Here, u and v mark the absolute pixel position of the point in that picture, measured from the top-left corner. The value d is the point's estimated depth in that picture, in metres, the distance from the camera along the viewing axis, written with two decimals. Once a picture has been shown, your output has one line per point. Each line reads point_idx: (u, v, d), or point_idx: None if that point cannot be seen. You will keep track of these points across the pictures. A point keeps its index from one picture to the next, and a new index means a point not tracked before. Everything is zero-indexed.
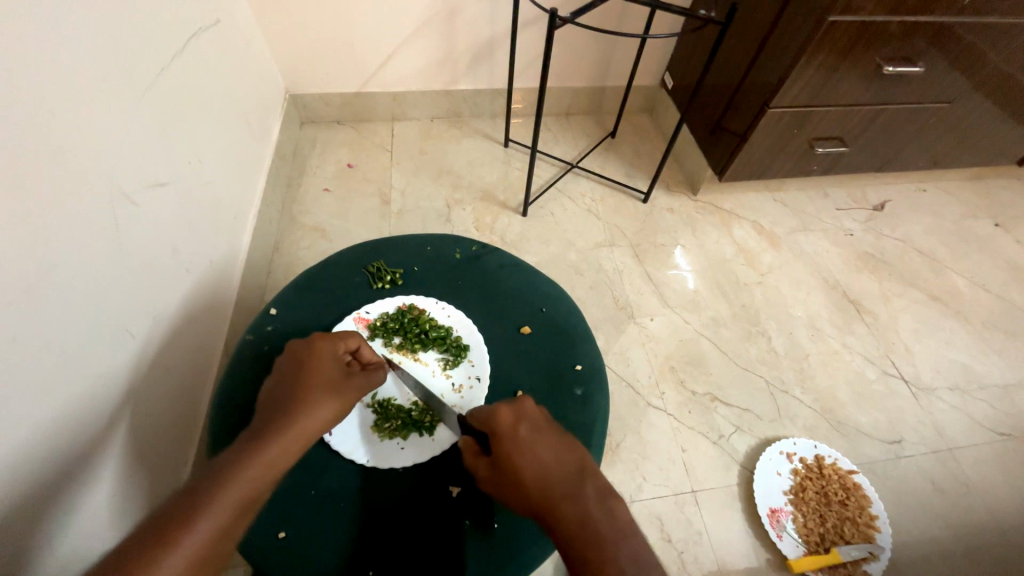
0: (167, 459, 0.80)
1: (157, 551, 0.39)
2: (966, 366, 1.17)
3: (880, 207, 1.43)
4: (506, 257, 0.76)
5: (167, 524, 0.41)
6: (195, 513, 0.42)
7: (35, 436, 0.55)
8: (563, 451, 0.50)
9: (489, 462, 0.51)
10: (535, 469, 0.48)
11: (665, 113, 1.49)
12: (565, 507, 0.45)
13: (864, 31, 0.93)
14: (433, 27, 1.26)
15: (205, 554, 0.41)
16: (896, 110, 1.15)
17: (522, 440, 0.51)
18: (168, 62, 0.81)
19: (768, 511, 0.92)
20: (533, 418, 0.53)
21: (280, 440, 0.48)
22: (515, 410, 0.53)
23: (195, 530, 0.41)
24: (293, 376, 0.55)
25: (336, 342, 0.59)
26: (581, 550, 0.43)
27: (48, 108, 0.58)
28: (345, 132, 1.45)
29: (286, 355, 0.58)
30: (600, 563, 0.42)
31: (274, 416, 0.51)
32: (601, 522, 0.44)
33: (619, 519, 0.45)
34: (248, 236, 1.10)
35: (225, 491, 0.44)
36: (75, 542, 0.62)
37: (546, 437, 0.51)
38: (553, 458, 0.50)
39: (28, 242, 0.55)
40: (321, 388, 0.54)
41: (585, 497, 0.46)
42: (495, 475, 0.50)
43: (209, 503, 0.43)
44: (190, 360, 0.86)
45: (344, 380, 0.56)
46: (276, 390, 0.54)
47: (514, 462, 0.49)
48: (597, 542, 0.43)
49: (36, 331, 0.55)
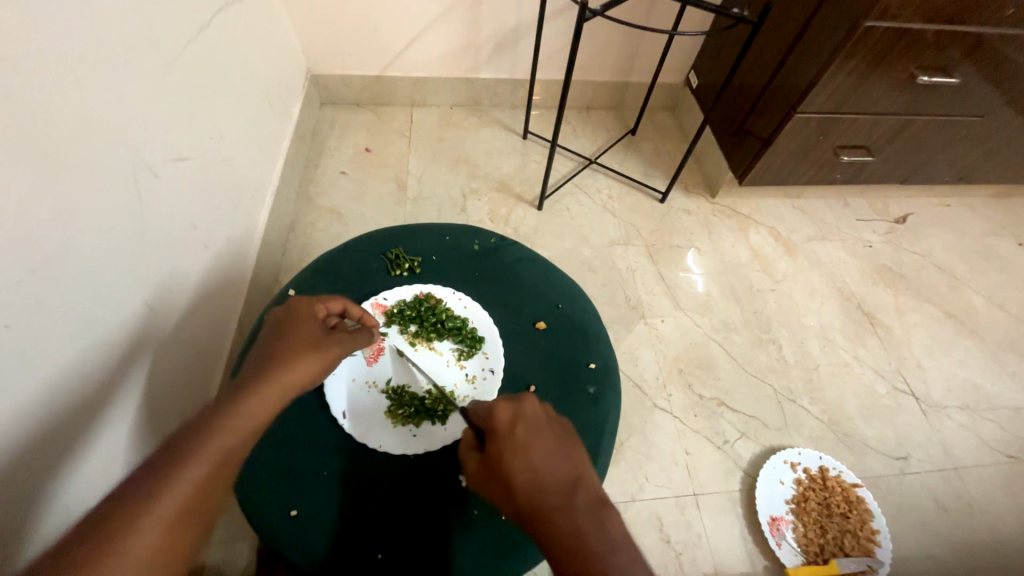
0: (179, 420, 0.82)
1: (141, 507, 0.40)
2: (978, 386, 1.15)
3: (901, 219, 1.41)
4: (524, 251, 0.76)
5: (150, 482, 0.41)
6: (176, 469, 0.42)
7: (45, 392, 0.56)
8: (558, 456, 0.49)
9: (479, 459, 0.51)
10: (528, 472, 0.48)
11: (688, 113, 1.47)
12: (554, 513, 0.45)
13: (901, 39, 0.90)
14: (458, 13, 1.25)
15: (190, 508, 0.42)
16: (926, 122, 1.12)
17: (515, 441, 0.50)
18: (193, 37, 0.81)
19: (769, 519, 0.92)
20: (528, 419, 0.52)
21: (257, 397, 0.48)
22: (512, 409, 0.52)
23: (175, 488, 0.41)
24: (271, 339, 0.54)
25: (318, 301, 0.59)
26: (564, 560, 0.42)
27: (77, 77, 0.58)
28: (364, 115, 1.45)
29: (268, 317, 0.57)
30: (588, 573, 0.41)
31: (246, 376, 0.50)
32: (592, 534, 0.43)
33: (607, 533, 0.44)
34: (264, 216, 1.10)
35: (204, 450, 0.44)
36: (84, 496, 0.63)
37: (542, 439, 0.50)
38: (546, 461, 0.49)
39: (52, 210, 0.55)
40: (295, 352, 0.53)
41: (574, 507, 0.45)
42: (485, 473, 0.50)
43: (190, 462, 0.43)
44: (206, 332, 0.87)
45: (323, 337, 0.55)
46: (255, 351, 0.54)
47: (508, 466, 0.48)
48: (585, 554, 0.42)
49: (59, 297, 0.57)
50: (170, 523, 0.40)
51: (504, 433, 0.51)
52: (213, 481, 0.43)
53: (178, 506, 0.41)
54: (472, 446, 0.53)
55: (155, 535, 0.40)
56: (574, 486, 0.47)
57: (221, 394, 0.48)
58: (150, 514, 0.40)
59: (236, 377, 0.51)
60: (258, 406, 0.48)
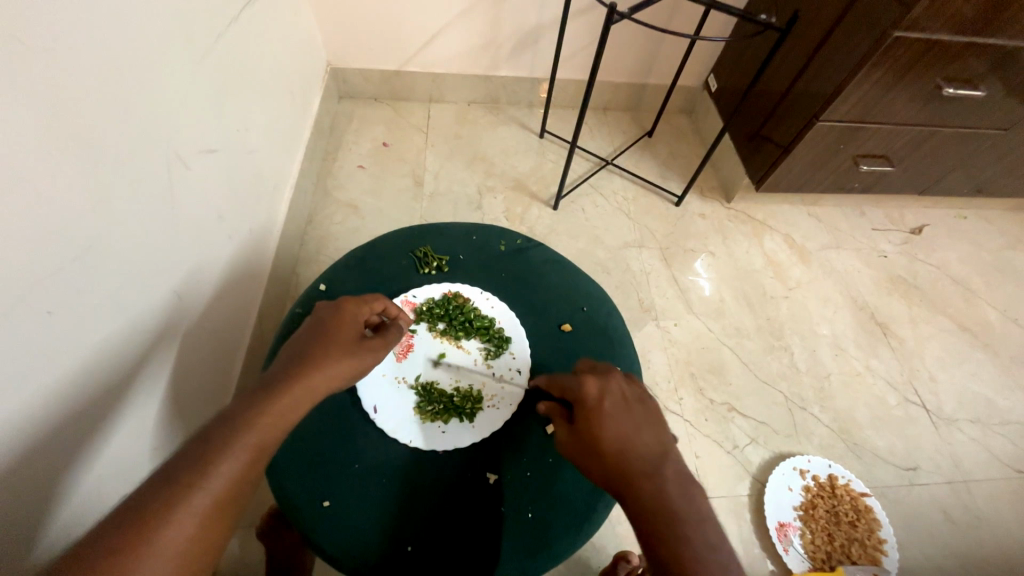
0: (201, 408, 0.83)
1: (177, 498, 0.41)
2: (990, 400, 1.15)
3: (917, 230, 1.40)
4: (549, 253, 0.77)
5: (182, 475, 0.42)
6: (208, 464, 0.43)
7: (81, 376, 0.57)
8: (647, 430, 0.50)
9: (569, 428, 0.52)
10: (619, 443, 0.49)
11: (706, 116, 1.46)
12: (644, 484, 0.46)
13: (929, 50, 0.90)
14: (480, 10, 1.25)
15: (221, 502, 0.43)
16: (948, 134, 1.12)
17: (606, 413, 0.51)
18: (223, 30, 0.82)
19: (776, 525, 0.93)
20: (617, 394, 0.52)
21: (288, 396, 0.49)
22: (601, 384, 0.53)
23: (206, 483, 0.42)
24: (308, 337, 0.55)
25: (363, 303, 0.60)
26: (656, 528, 0.44)
27: (117, 68, 0.59)
28: (382, 109, 1.45)
29: (312, 313, 0.59)
30: (677, 540, 0.43)
31: (278, 374, 0.51)
32: (682, 506, 0.45)
33: (694, 506, 0.45)
34: (285, 207, 1.11)
35: (236, 445, 0.45)
36: (112, 480, 0.65)
37: (630, 417, 0.51)
38: (634, 437, 0.49)
39: (95, 199, 0.57)
40: (330, 355, 0.54)
41: (664, 479, 0.47)
42: (575, 441, 0.51)
43: (221, 457, 0.44)
44: (228, 322, 0.88)
45: (358, 345, 0.56)
46: (294, 343, 0.55)
47: (600, 435, 0.49)
48: (676, 522, 0.44)
49: (97, 284, 0.58)
50: (201, 517, 0.42)
51: (595, 406, 0.51)
52: (242, 478, 0.44)
53: (209, 501, 0.42)
54: (560, 416, 0.53)
55: (186, 527, 0.41)
56: (662, 461, 0.48)
57: (251, 390, 0.49)
58: (184, 505, 0.41)
59: (271, 368, 0.53)
60: (289, 405, 0.49)
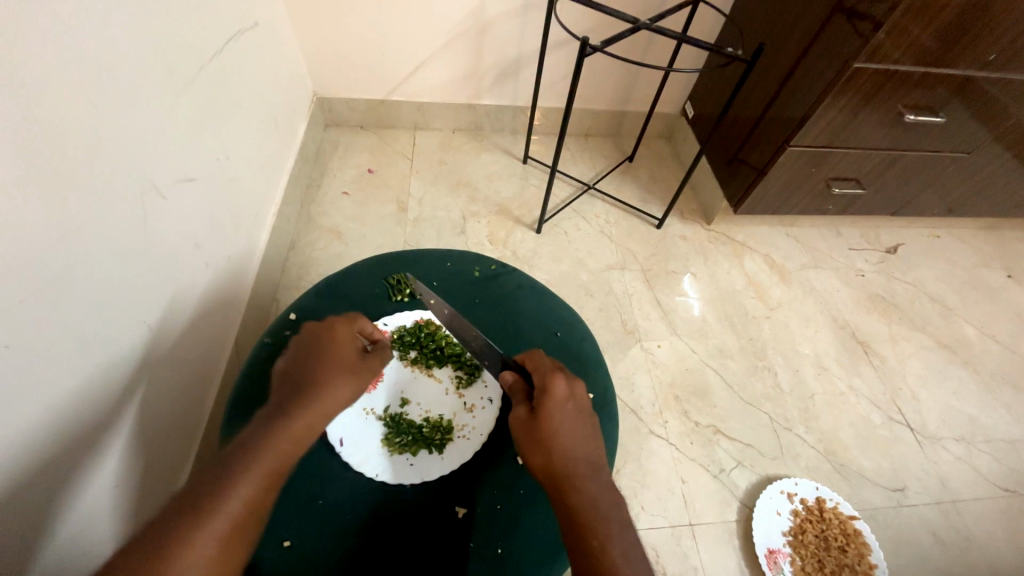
0: (171, 443, 0.80)
1: (197, 521, 0.40)
2: (973, 418, 1.16)
3: (892, 250, 1.44)
4: (523, 278, 0.77)
5: (200, 498, 0.42)
6: (227, 486, 0.43)
7: (46, 415, 0.55)
8: (592, 439, 0.52)
9: (529, 412, 0.53)
10: (568, 441, 0.50)
11: (684, 142, 1.50)
12: (585, 481, 0.48)
13: (890, 78, 0.94)
14: (463, 43, 1.29)
15: (241, 524, 0.42)
16: (915, 157, 1.16)
17: (565, 411, 0.52)
18: (206, 63, 0.84)
19: (766, 552, 0.91)
20: (580, 400, 0.54)
21: (307, 412, 0.49)
22: (569, 387, 0.54)
23: (204, 534, 0.40)
24: (307, 361, 0.54)
25: (351, 322, 0.59)
26: (580, 522, 0.46)
27: (93, 100, 0.60)
28: (367, 137, 1.48)
29: (301, 336, 0.57)
30: (599, 538, 0.45)
31: (282, 399, 0.50)
32: (608, 510, 0.47)
33: (621, 514, 0.47)
34: (265, 235, 1.11)
35: (256, 466, 0.45)
36: (76, 524, 0.61)
37: (586, 423, 0.53)
38: (585, 440, 0.51)
39: (61, 231, 0.56)
40: (338, 374, 0.53)
41: (599, 485, 0.48)
42: (531, 425, 0.52)
43: (222, 494, 0.42)
44: (201, 352, 0.87)
45: (361, 362, 0.56)
46: (291, 368, 0.54)
47: (553, 427, 0.51)
48: (601, 521, 0.46)
49: (63, 316, 0.57)
50: (222, 537, 0.41)
51: (557, 402, 0.53)
52: (242, 522, 0.42)
53: (213, 547, 0.40)
54: (522, 400, 0.54)
55: (211, 549, 0.40)
56: (600, 468, 0.50)
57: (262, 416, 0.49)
58: (206, 527, 0.40)
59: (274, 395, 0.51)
60: (293, 442, 0.48)
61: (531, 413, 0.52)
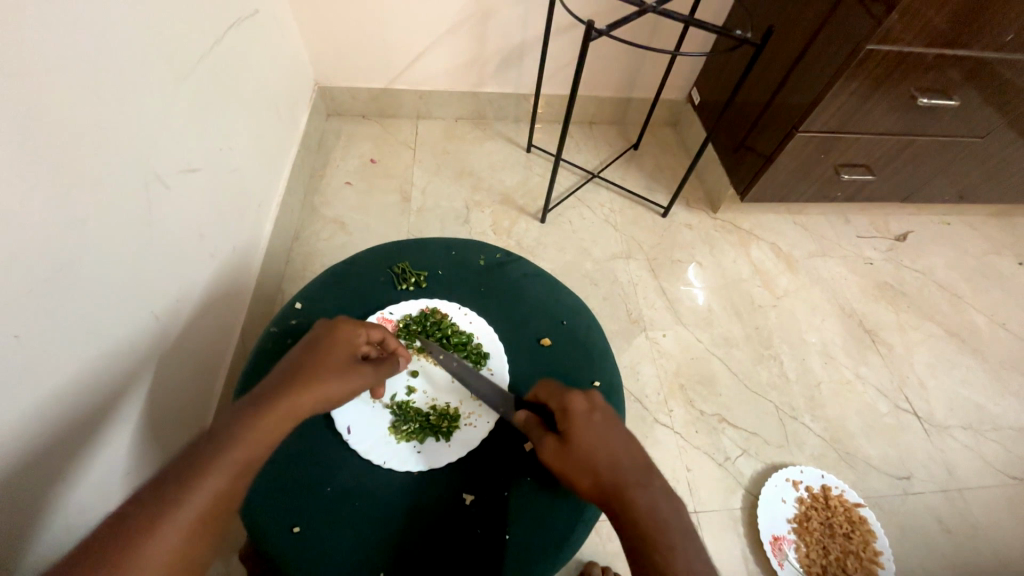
0: (178, 427, 0.81)
1: (165, 511, 0.40)
2: (980, 406, 1.15)
3: (901, 237, 1.42)
4: (529, 266, 0.77)
5: (169, 489, 0.41)
6: (195, 478, 0.42)
7: (51, 406, 0.55)
8: (631, 444, 0.52)
9: (556, 440, 0.52)
10: (607, 455, 0.50)
11: (691, 129, 1.48)
12: (635, 494, 0.48)
13: (902, 62, 0.92)
14: (466, 29, 1.27)
15: (208, 517, 0.41)
16: (927, 142, 1.14)
17: (596, 426, 0.52)
18: (207, 51, 0.83)
19: (770, 539, 0.91)
20: (604, 408, 0.54)
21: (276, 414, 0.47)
22: (588, 400, 0.54)
23: (169, 525, 0.39)
24: (300, 354, 0.53)
25: (361, 326, 0.57)
26: (642, 537, 0.46)
27: (94, 91, 0.59)
28: (369, 126, 1.47)
29: (312, 328, 0.57)
30: (666, 548, 0.45)
31: (260, 391, 0.49)
32: (668, 516, 0.47)
33: (681, 519, 0.47)
34: (269, 225, 1.11)
35: (225, 461, 0.43)
36: (77, 511, 0.61)
37: (618, 431, 0.52)
38: (623, 449, 0.51)
39: (68, 219, 0.56)
40: (322, 377, 0.51)
41: (652, 490, 0.48)
42: (563, 454, 0.51)
43: (194, 485, 0.41)
44: (208, 340, 0.87)
45: (352, 369, 0.54)
46: (285, 359, 0.53)
47: (588, 447, 0.51)
48: (664, 530, 0.46)
49: (72, 305, 0.58)
50: (187, 531, 0.40)
51: (582, 422, 0.53)
52: (211, 516, 0.41)
53: (176, 541, 0.39)
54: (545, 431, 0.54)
55: (174, 540, 0.39)
56: (649, 471, 0.50)
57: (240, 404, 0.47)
58: (169, 520, 0.40)
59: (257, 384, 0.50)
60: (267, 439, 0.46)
61: (560, 442, 0.52)
